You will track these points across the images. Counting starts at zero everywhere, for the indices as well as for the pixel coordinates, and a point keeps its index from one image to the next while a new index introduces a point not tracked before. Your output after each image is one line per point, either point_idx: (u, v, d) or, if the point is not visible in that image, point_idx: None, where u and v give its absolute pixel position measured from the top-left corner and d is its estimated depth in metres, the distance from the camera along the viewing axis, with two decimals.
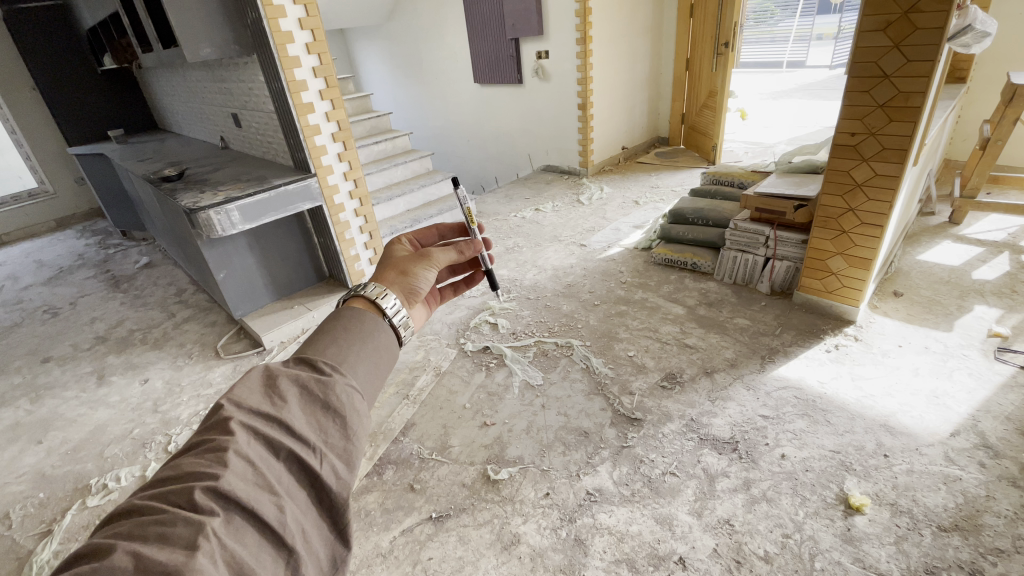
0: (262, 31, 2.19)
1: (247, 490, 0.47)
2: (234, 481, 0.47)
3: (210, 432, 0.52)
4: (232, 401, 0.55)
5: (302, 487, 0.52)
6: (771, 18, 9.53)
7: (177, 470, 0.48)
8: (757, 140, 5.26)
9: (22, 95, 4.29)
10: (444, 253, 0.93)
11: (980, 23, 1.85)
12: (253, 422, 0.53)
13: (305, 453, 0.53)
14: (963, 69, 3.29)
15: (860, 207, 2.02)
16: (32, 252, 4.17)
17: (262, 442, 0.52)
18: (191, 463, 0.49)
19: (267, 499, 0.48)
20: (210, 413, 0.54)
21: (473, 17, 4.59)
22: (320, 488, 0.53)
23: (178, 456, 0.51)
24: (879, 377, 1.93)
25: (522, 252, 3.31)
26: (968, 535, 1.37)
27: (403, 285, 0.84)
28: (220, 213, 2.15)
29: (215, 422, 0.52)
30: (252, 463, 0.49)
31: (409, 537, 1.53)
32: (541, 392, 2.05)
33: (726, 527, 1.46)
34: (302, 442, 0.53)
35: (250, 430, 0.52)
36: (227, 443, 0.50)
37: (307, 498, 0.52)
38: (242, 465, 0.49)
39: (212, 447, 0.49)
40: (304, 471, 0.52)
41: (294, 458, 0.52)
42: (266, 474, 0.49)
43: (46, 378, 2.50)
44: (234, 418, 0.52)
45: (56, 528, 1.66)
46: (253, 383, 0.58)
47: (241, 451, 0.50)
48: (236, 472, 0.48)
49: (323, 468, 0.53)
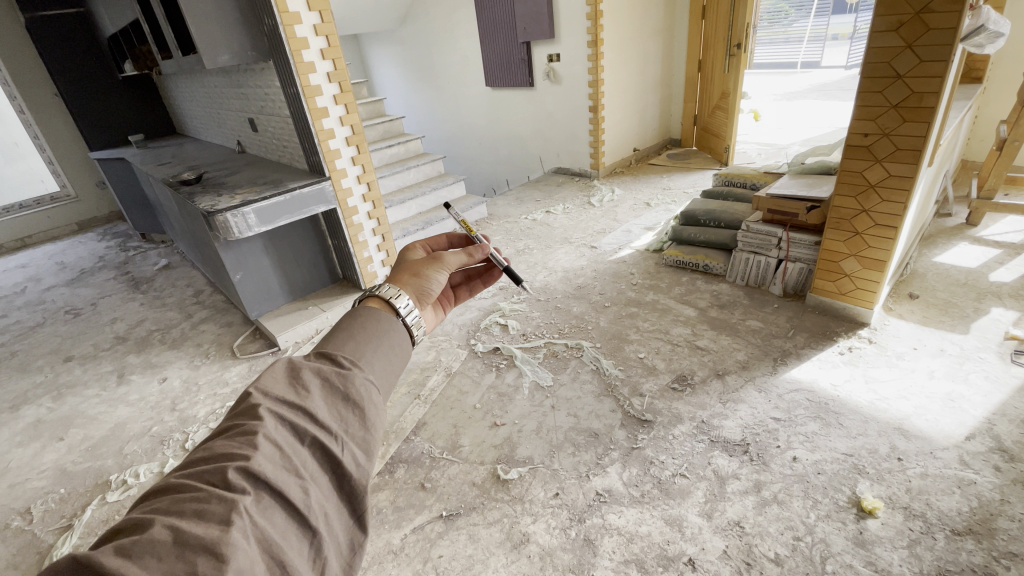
0: (278, 37, 2.24)
1: (276, 472, 0.49)
2: (264, 463, 0.49)
3: (239, 417, 0.54)
4: (259, 389, 0.57)
5: (325, 473, 0.54)
6: (785, 18, 9.42)
7: (209, 452, 0.51)
8: (770, 141, 5.22)
9: (45, 101, 4.43)
10: (456, 255, 0.94)
11: (994, 22, 1.83)
12: (280, 409, 0.55)
13: (328, 440, 0.55)
14: (980, 69, 3.25)
15: (874, 208, 2.00)
16: (55, 254, 4.29)
17: (288, 428, 0.54)
18: (223, 445, 0.51)
19: (294, 481, 0.50)
20: (239, 400, 0.57)
21: (485, 21, 4.63)
22: (341, 474, 0.55)
23: (208, 440, 0.53)
24: (894, 380, 1.91)
25: (533, 254, 3.33)
26: (982, 539, 1.35)
27: (414, 288, 0.87)
28: (237, 216, 2.20)
29: (244, 408, 0.55)
30: (279, 448, 0.52)
31: (419, 535, 1.55)
32: (551, 392, 2.06)
33: (736, 528, 1.45)
34: (325, 430, 0.55)
35: (277, 417, 0.55)
36: (256, 427, 0.52)
37: (330, 484, 0.54)
38: (270, 448, 0.51)
39: (242, 431, 0.52)
40: (327, 457, 0.54)
41: (318, 444, 0.54)
42: (293, 458, 0.51)
43: (68, 376, 2.57)
44: (262, 405, 0.55)
45: (77, 523, 1.71)
46: (277, 373, 0.60)
47: (269, 435, 0.52)
48: (266, 454, 0.50)
49: (344, 456, 0.55)
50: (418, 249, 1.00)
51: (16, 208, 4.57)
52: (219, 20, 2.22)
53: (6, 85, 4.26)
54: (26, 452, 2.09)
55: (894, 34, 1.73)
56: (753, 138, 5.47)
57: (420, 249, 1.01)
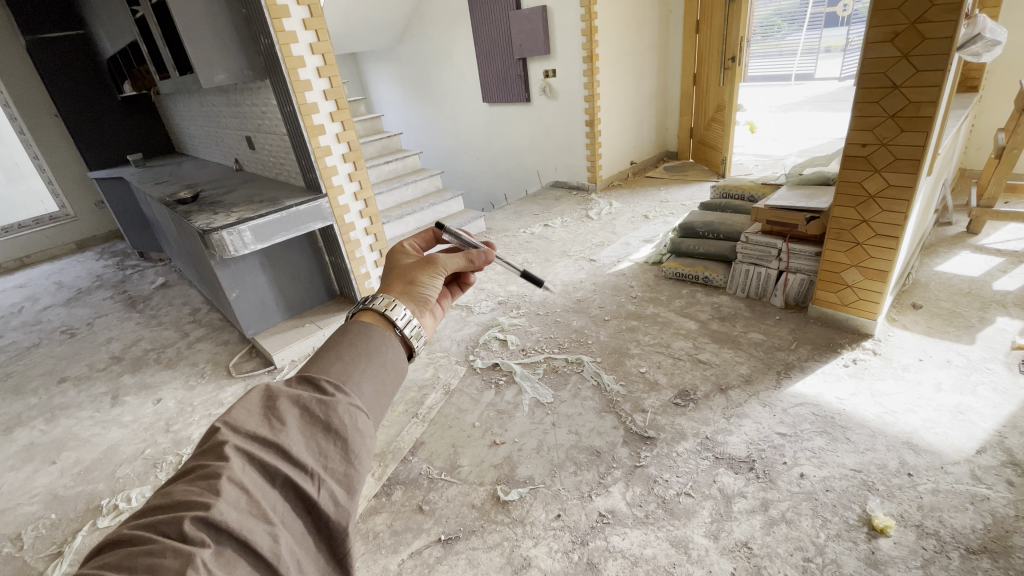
0: (274, 57, 2.26)
1: (241, 519, 0.47)
2: (226, 510, 0.46)
3: (205, 458, 0.51)
4: (229, 424, 0.55)
5: (298, 517, 0.51)
6: (779, 32, 9.41)
7: (169, 498, 0.48)
8: (766, 153, 5.24)
9: (44, 121, 4.46)
10: (452, 259, 0.91)
11: (989, 32, 1.83)
12: (249, 447, 0.53)
13: (302, 481, 0.52)
14: (975, 79, 3.27)
15: (874, 217, 1.98)
16: (53, 274, 4.27)
17: (257, 467, 0.52)
18: (184, 491, 0.48)
19: (261, 528, 0.47)
20: (207, 437, 0.54)
21: (481, 38, 4.68)
22: (317, 515, 0.52)
23: (170, 483, 0.50)
24: (900, 393, 1.87)
25: (532, 268, 3.31)
26: (998, 558, 1.31)
27: (405, 292, 0.85)
28: (232, 234, 2.19)
29: (210, 446, 0.52)
30: (246, 491, 0.49)
31: (418, 560, 1.50)
32: (552, 409, 2.02)
33: (744, 550, 1.40)
34: (299, 469, 0.53)
35: (246, 455, 0.52)
36: (220, 469, 0.49)
37: (303, 527, 0.51)
38: (235, 493, 0.48)
39: (205, 474, 0.49)
40: (302, 499, 0.52)
41: (291, 485, 0.52)
42: (260, 502, 0.49)
43: (61, 399, 2.53)
44: (229, 443, 0.52)
45: (67, 549, 1.66)
46: (252, 406, 0.58)
47: (234, 478, 0.49)
48: (229, 500, 0.47)
49: (320, 496, 0.52)
50: (409, 250, 0.97)
51: (15, 229, 4.57)
52: (216, 39, 2.23)
53: (7, 107, 4.29)
54: (17, 477, 2.04)
55: (889, 44, 1.73)
56: (750, 150, 5.50)
57: (410, 249, 0.98)
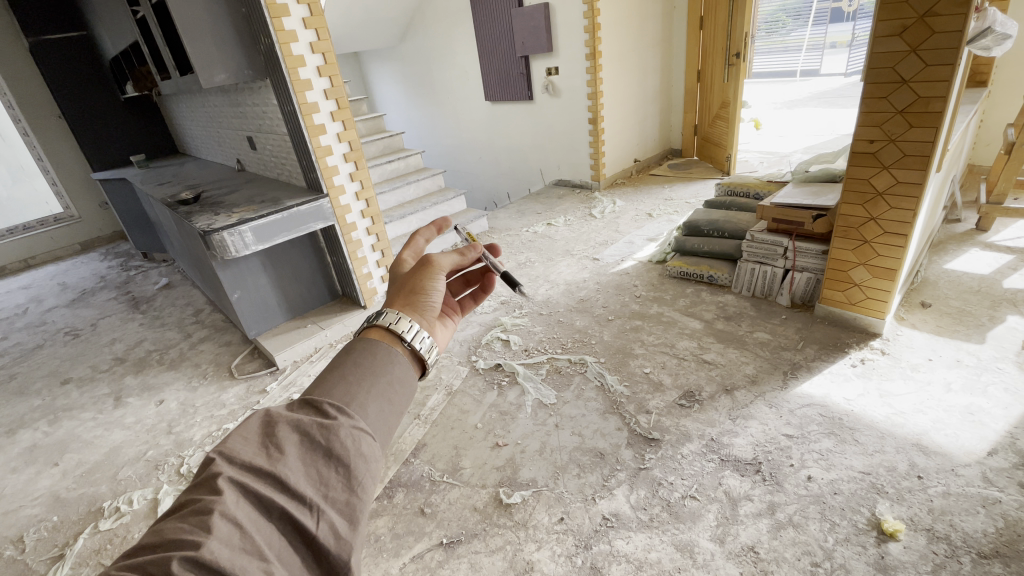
0: (274, 56, 2.25)
1: (232, 557, 0.45)
2: (218, 549, 0.45)
3: (198, 491, 0.50)
4: (224, 453, 0.53)
5: (296, 552, 0.49)
6: (783, 28, 9.57)
7: (159, 536, 0.46)
8: (771, 150, 5.21)
9: (47, 121, 4.46)
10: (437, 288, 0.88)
11: (1000, 25, 1.79)
12: (245, 478, 0.51)
13: (300, 513, 0.51)
14: (984, 74, 3.22)
15: (882, 215, 1.95)
16: (57, 275, 4.29)
17: (252, 501, 0.50)
18: (174, 528, 0.47)
19: (255, 566, 0.46)
20: (201, 468, 0.53)
21: (483, 36, 4.66)
22: (317, 549, 0.50)
23: (161, 520, 0.49)
24: (909, 394, 1.84)
25: (535, 267, 3.28)
26: (1011, 562, 1.28)
27: (416, 306, 0.83)
28: (233, 234, 2.18)
29: (204, 478, 0.51)
30: (240, 526, 0.48)
31: (419, 564, 1.49)
32: (555, 411, 2.00)
33: (751, 554, 1.38)
34: (299, 501, 0.51)
35: (240, 488, 0.51)
36: (212, 505, 0.48)
37: (301, 562, 0.49)
38: (228, 529, 0.47)
39: (196, 510, 0.48)
40: (300, 532, 0.50)
41: (288, 518, 0.50)
42: (255, 538, 0.47)
43: (65, 400, 2.53)
44: (223, 474, 0.51)
45: (68, 553, 1.66)
46: (250, 433, 0.56)
47: (227, 513, 0.48)
48: (220, 537, 0.46)
49: (319, 529, 0.51)
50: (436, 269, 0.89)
51: (20, 229, 4.59)
52: (215, 40, 2.21)
53: (11, 108, 4.31)
54: (20, 479, 2.04)
55: (898, 39, 1.69)
56: (754, 147, 5.46)
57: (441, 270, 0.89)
